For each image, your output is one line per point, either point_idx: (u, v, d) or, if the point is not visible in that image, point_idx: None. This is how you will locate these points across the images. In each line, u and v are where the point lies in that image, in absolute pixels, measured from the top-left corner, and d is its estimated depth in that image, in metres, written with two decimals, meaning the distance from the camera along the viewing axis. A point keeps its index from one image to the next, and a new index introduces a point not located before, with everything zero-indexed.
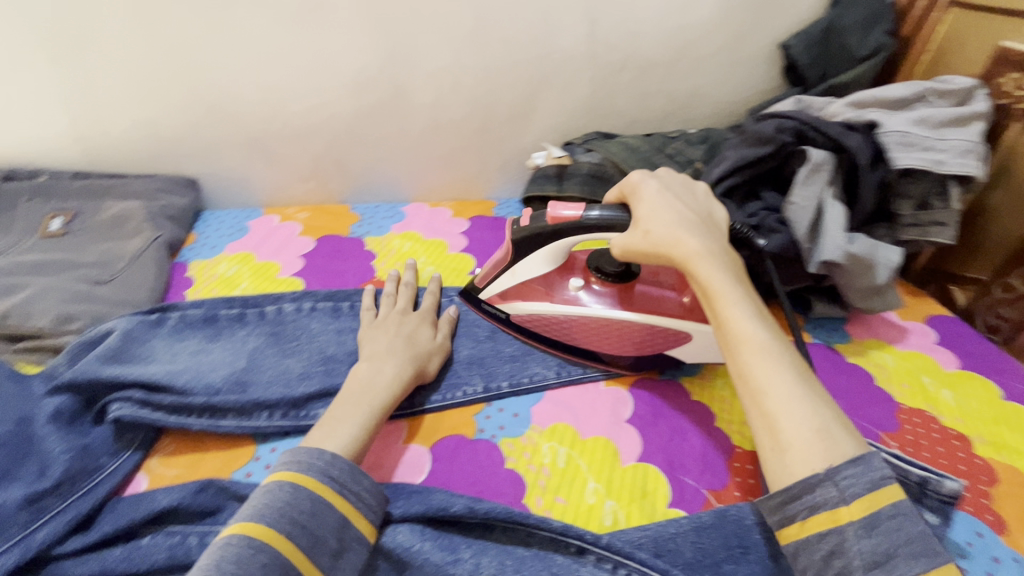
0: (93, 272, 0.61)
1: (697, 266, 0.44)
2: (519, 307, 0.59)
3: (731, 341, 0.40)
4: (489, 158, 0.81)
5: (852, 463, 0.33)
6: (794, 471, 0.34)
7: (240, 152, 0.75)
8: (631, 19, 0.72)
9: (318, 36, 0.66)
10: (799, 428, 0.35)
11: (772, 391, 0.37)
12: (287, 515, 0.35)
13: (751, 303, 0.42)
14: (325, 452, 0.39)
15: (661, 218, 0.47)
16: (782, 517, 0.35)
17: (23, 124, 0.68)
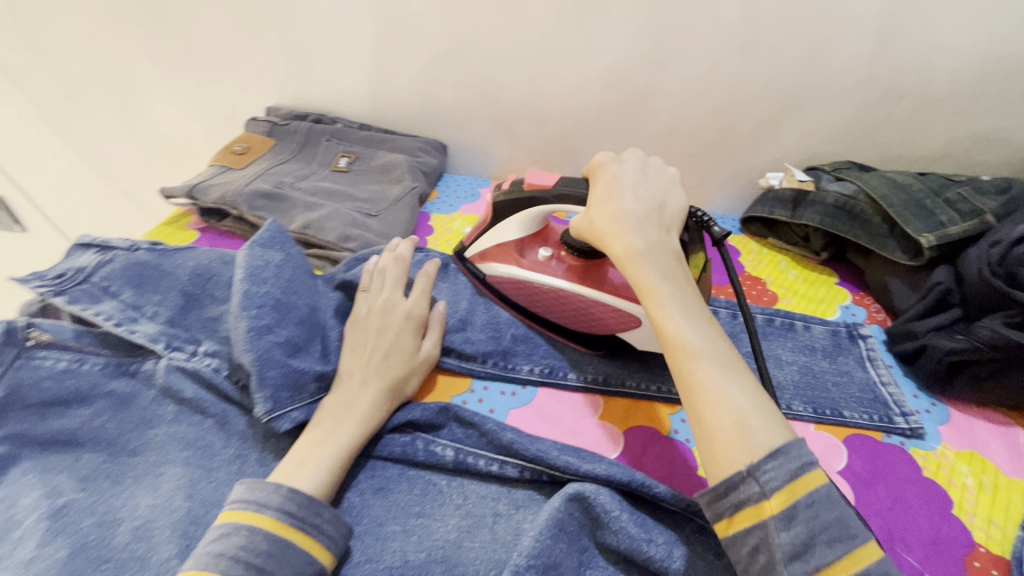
0: (365, 206, 0.73)
1: (633, 264, 0.45)
2: (492, 269, 0.61)
3: (666, 342, 0.42)
4: (719, 171, 0.81)
5: (770, 457, 0.34)
6: (721, 466, 0.35)
7: (489, 127, 0.84)
8: (925, 45, 0.65)
9: (590, 32, 0.71)
10: (720, 419, 0.36)
11: (699, 390, 0.38)
12: (244, 559, 0.35)
13: (681, 298, 0.43)
14: (281, 487, 0.39)
15: (604, 210, 0.49)
16: (714, 513, 0.35)
17: (338, 79, 0.84)
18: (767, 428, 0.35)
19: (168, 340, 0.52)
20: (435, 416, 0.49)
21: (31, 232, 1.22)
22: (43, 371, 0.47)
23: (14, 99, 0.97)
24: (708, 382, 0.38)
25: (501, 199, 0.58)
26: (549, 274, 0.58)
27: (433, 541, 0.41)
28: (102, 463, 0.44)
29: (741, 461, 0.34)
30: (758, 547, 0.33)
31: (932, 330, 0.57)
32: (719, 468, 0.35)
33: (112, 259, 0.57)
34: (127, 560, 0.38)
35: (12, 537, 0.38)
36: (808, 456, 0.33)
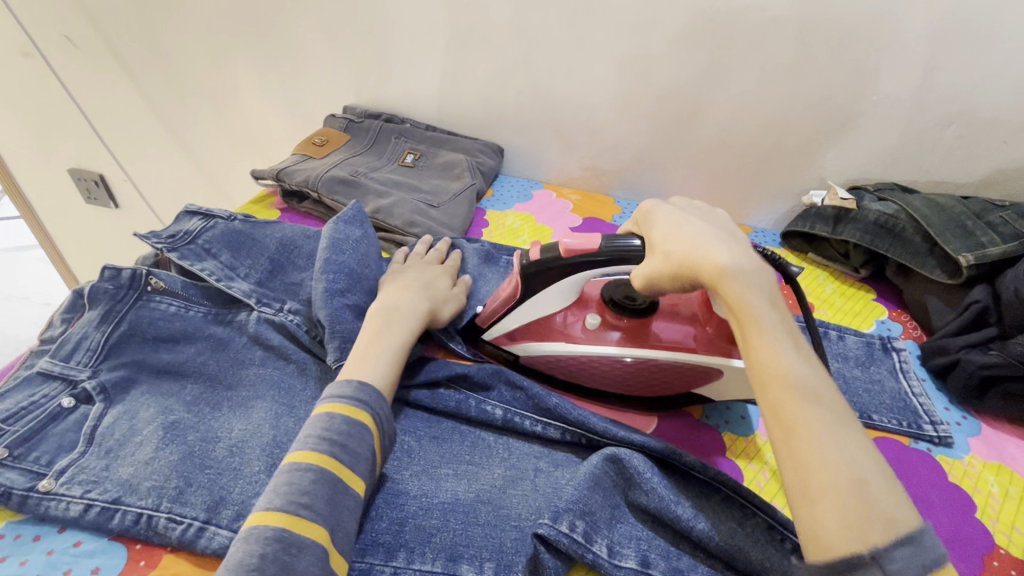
0: (428, 197, 0.80)
1: (728, 286, 0.41)
2: (533, 346, 0.58)
3: (765, 375, 0.37)
4: (764, 186, 0.84)
5: (902, 544, 0.30)
6: (835, 540, 0.31)
7: (546, 134, 0.90)
8: (974, 74, 0.68)
9: (647, 50, 0.77)
10: (835, 481, 0.32)
11: (806, 433, 0.34)
12: (328, 438, 0.41)
13: (790, 338, 0.38)
14: (353, 383, 0.45)
15: (687, 235, 0.45)
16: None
17: (411, 84, 0.92)
18: (892, 497, 0.32)
19: (259, 296, 0.59)
20: (489, 377, 0.54)
21: (122, 210, 1.35)
22: (159, 313, 0.56)
23: (126, 90, 1.10)
24: (817, 428, 0.34)
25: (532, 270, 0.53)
26: (602, 343, 0.55)
27: (481, 485, 0.46)
28: (202, 392, 0.51)
29: (868, 538, 0.30)
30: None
31: (967, 346, 0.59)
32: (837, 540, 0.31)
33: (214, 225, 0.64)
34: (224, 469, 0.44)
35: (133, 441, 0.45)
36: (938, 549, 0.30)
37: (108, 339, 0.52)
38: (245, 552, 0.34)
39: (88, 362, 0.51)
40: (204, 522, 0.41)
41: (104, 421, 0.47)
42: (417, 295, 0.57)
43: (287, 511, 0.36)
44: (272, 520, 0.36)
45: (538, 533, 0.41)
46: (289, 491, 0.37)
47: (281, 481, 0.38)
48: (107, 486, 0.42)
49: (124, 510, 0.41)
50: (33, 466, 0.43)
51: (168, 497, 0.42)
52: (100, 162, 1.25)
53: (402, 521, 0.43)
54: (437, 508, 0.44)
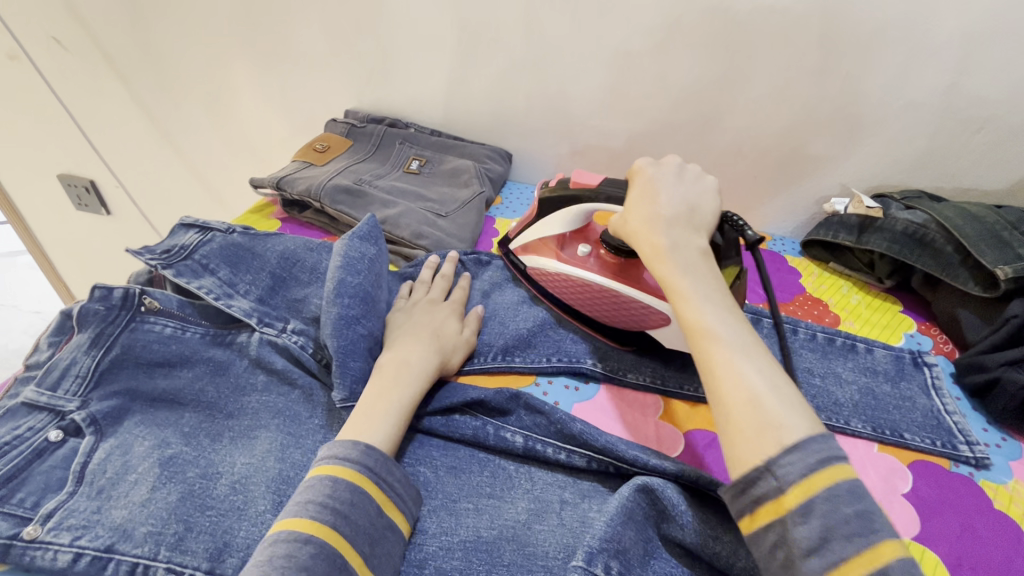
0: (436, 206, 0.77)
1: (661, 260, 0.48)
2: (530, 260, 0.66)
3: (689, 330, 0.43)
4: (783, 193, 0.82)
5: (787, 451, 0.34)
6: (742, 456, 0.35)
7: (556, 139, 0.87)
8: (1005, 79, 0.65)
9: (663, 54, 0.74)
10: (735, 397, 0.37)
11: (715, 371, 0.39)
12: (330, 506, 0.37)
13: (712, 299, 0.44)
14: (358, 443, 0.42)
15: (636, 211, 0.52)
16: (738, 509, 0.35)
17: (415, 88, 0.89)
18: (783, 410, 0.36)
19: (261, 316, 0.55)
20: (507, 401, 0.51)
21: (115, 217, 1.31)
22: (154, 336, 0.52)
23: (118, 93, 1.06)
24: (724, 365, 0.39)
25: (546, 196, 0.63)
26: (583, 268, 0.61)
27: (504, 521, 0.43)
28: (202, 422, 0.48)
29: (757, 453, 0.35)
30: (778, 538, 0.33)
31: (1005, 364, 0.56)
32: (740, 457, 0.36)
33: (212, 239, 0.61)
34: (227, 510, 0.41)
35: (127, 480, 0.42)
36: (831, 450, 0.33)
37: (98, 365, 0.49)
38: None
39: (78, 391, 0.47)
40: (206, 573, 0.37)
41: (96, 457, 0.43)
42: (421, 330, 0.55)
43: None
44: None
45: None
46: (280, 568, 0.34)
47: (273, 555, 0.34)
48: (98, 532, 0.39)
49: (117, 560, 0.37)
50: (16, 510, 0.40)
51: (166, 545, 0.38)
52: (91, 168, 1.21)
53: (422, 563, 0.40)
54: (459, 548, 0.41)
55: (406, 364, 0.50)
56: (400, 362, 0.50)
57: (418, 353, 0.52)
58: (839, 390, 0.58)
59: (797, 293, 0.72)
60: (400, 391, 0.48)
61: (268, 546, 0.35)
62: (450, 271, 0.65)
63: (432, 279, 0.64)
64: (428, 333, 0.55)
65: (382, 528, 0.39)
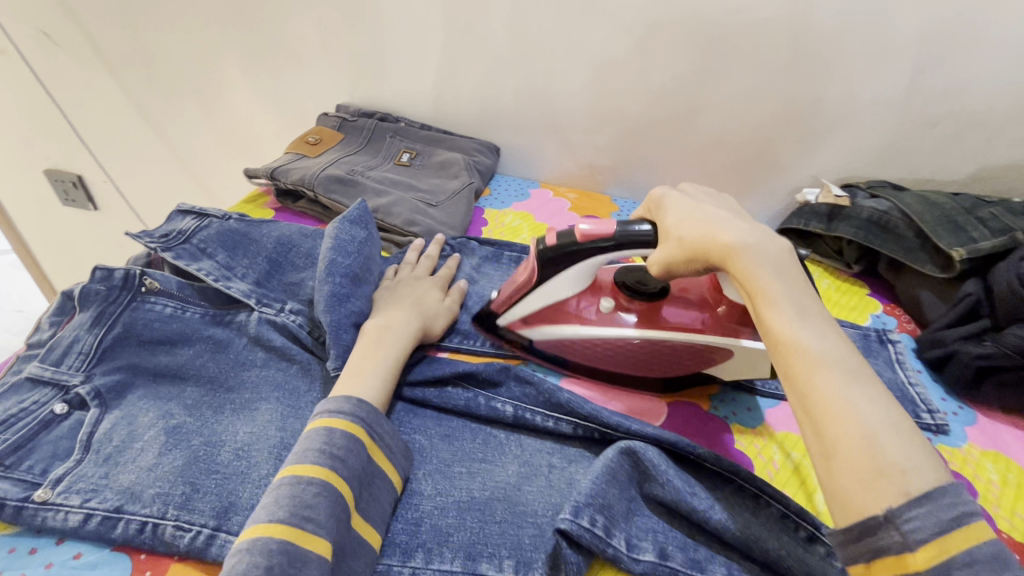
0: (426, 196, 0.79)
1: (738, 265, 0.42)
2: (548, 330, 0.57)
3: (776, 345, 0.38)
4: (758, 184, 0.86)
5: (919, 502, 0.29)
6: (858, 501, 0.31)
7: (542, 133, 0.90)
8: (960, 76, 0.70)
9: (644, 51, 0.77)
10: (849, 435, 0.32)
11: (818, 398, 0.34)
12: (328, 452, 0.40)
13: (801, 310, 0.39)
14: (350, 398, 0.44)
15: (698, 215, 0.47)
16: (847, 554, 0.31)
17: (405, 83, 0.91)
18: (905, 448, 0.31)
19: (258, 296, 0.57)
20: (496, 373, 0.53)
21: (101, 212, 1.30)
22: (154, 315, 0.54)
23: (107, 87, 1.07)
24: (830, 392, 0.34)
25: (548, 255, 0.53)
26: (616, 325, 0.55)
27: (496, 483, 0.46)
28: (203, 395, 0.49)
29: (876, 503, 0.30)
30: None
31: (962, 338, 0.60)
32: (851, 503, 0.31)
33: (208, 224, 0.62)
34: (231, 473, 0.43)
35: (134, 447, 0.43)
36: (965, 506, 0.29)
37: (100, 343, 0.50)
38: (251, 563, 0.33)
39: (80, 367, 0.48)
40: (213, 529, 0.39)
41: (101, 427, 0.45)
42: (410, 305, 0.57)
43: (289, 523, 0.35)
44: (275, 534, 0.34)
45: (559, 528, 0.40)
46: (286, 507, 0.36)
47: (278, 496, 0.36)
48: (107, 495, 0.40)
49: (128, 519, 0.39)
50: (26, 475, 0.41)
51: (174, 504, 0.40)
52: (78, 163, 1.21)
53: (418, 521, 0.43)
54: (453, 507, 0.44)
55: (401, 339, 0.52)
56: (394, 339, 0.52)
57: (411, 330, 0.54)
58: None
59: None
60: (389, 359, 0.50)
61: (272, 491, 0.37)
62: (434, 252, 0.67)
63: (417, 259, 0.66)
64: (419, 311, 0.57)
65: (372, 475, 0.42)
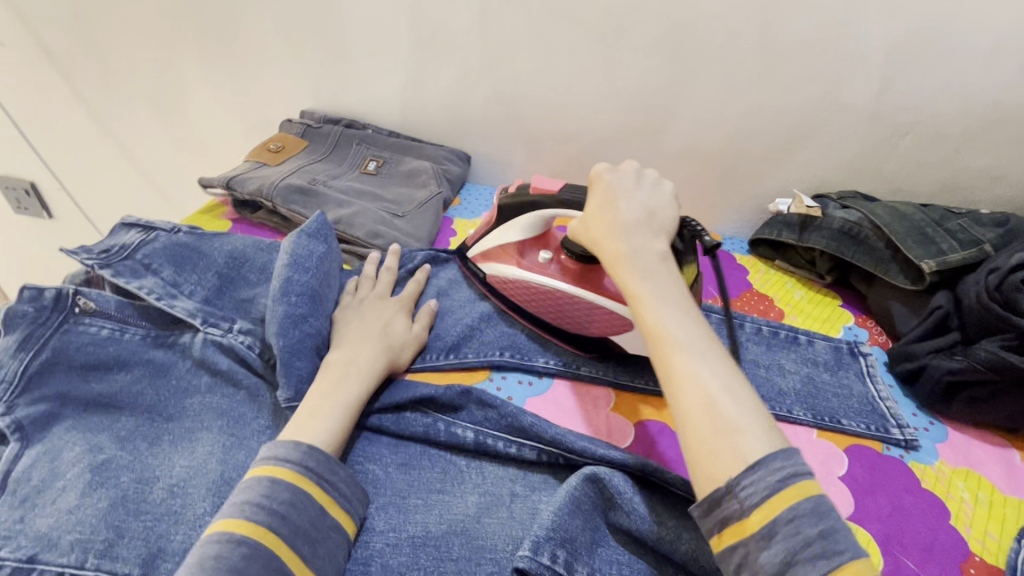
0: (392, 207, 0.76)
1: (622, 267, 0.46)
2: (493, 266, 0.63)
3: (648, 334, 0.43)
4: (731, 194, 0.84)
5: (752, 471, 0.34)
6: (711, 472, 0.35)
7: (513, 141, 0.88)
8: (927, 86, 0.70)
9: (613, 60, 0.76)
10: (692, 406, 0.37)
11: (676, 375, 0.39)
12: (267, 507, 0.37)
13: (676, 304, 0.43)
14: (300, 444, 0.41)
15: (595, 213, 0.50)
16: (704, 525, 0.35)
17: (370, 88, 0.88)
18: (745, 418, 0.36)
19: (205, 316, 0.54)
20: (457, 397, 0.50)
21: (57, 220, 1.25)
22: (88, 338, 0.50)
23: (58, 91, 1.02)
24: (685, 373, 0.39)
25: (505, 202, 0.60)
26: (547, 275, 0.60)
27: (453, 515, 0.43)
28: (139, 426, 0.46)
29: (723, 472, 0.35)
30: (739, 568, 0.33)
31: (932, 352, 0.60)
32: (706, 475, 0.35)
33: (154, 239, 0.58)
34: (163, 513, 0.40)
35: (55, 486, 0.40)
36: (793, 467, 0.33)
37: (26, 369, 0.46)
38: None
39: (2, 396, 0.44)
40: None
41: (21, 464, 0.41)
42: (368, 326, 0.55)
43: None
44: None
45: (517, 566, 0.38)
46: (210, 570, 0.33)
47: (203, 557, 0.34)
48: (21, 542, 0.37)
49: (41, 571, 0.36)
50: None
51: (94, 552, 0.37)
52: (30, 168, 1.15)
53: (368, 560, 0.40)
54: (406, 544, 0.41)
55: (354, 360, 0.50)
56: (347, 362, 0.50)
57: (366, 352, 0.51)
58: (781, 380, 0.61)
59: (744, 290, 0.75)
60: (340, 385, 0.47)
61: (199, 548, 0.35)
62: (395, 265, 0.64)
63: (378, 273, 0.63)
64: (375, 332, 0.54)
65: (327, 528, 0.39)
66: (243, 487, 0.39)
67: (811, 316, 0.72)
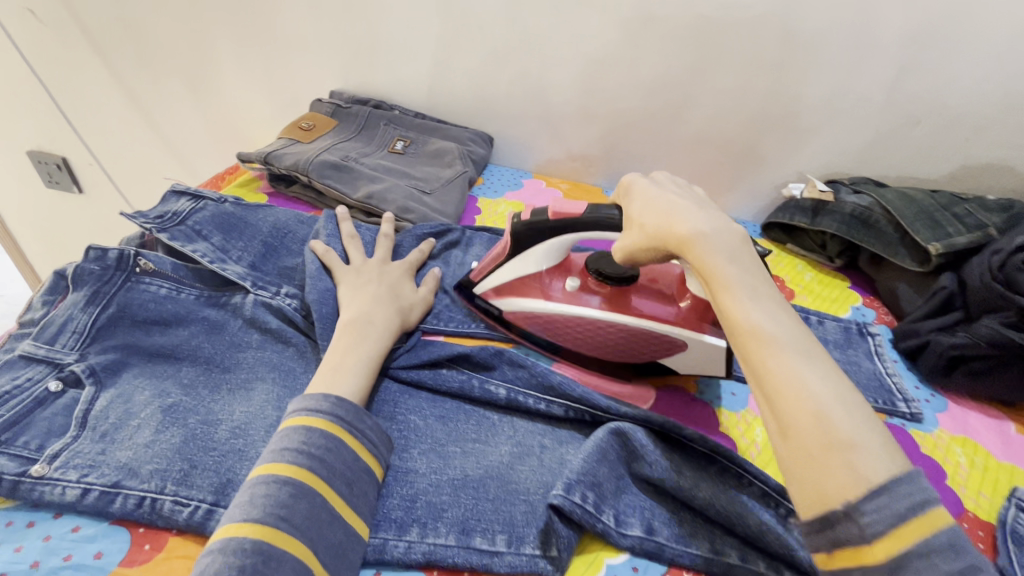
0: (421, 184, 0.80)
1: (698, 252, 0.41)
2: (518, 304, 0.60)
3: (734, 331, 0.37)
4: (746, 180, 0.87)
5: (874, 494, 0.29)
6: (827, 489, 0.30)
7: (536, 124, 0.91)
8: (941, 75, 0.72)
9: (638, 45, 0.78)
10: (799, 411, 0.32)
11: (772, 376, 0.34)
12: (305, 451, 0.39)
13: (763, 294, 0.38)
14: (329, 396, 0.43)
15: (652, 207, 0.47)
16: (812, 545, 0.31)
17: (400, 70, 0.91)
18: (854, 423, 0.31)
19: (254, 279, 0.58)
20: (490, 357, 0.54)
21: (86, 195, 1.29)
22: (150, 296, 0.54)
23: (94, 69, 1.05)
24: (785, 373, 0.33)
25: (523, 228, 0.57)
26: (581, 304, 0.58)
27: (489, 461, 0.47)
28: (199, 375, 0.50)
29: (839, 493, 0.29)
30: None
31: (936, 329, 0.63)
32: (818, 491, 0.30)
33: (204, 207, 0.62)
34: (229, 451, 0.44)
35: (131, 424, 0.44)
36: (923, 494, 0.28)
37: (95, 322, 0.50)
38: (222, 564, 0.33)
39: (75, 345, 0.48)
40: (212, 504, 0.40)
41: (97, 404, 0.45)
42: (400, 293, 0.58)
43: (264, 523, 0.35)
44: (250, 534, 0.34)
45: (551, 502, 0.42)
46: (258, 506, 0.36)
47: (252, 496, 0.36)
48: (104, 470, 0.41)
49: (125, 494, 0.40)
50: (22, 451, 0.41)
51: (172, 480, 0.41)
52: (63, 143, 1.19)
53: (413, 497, 0.44)
54: (447, 484, 0.45)
55: (389, 324, 0.53)
56: (380, 324, 0.53)
57: (379, 312, 0.53)
58: None
59: None
60: (377, 346, 0.51)
61: (247, 490, 0.37)
62: (426, 248, 0.66)
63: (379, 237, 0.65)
64: (404, 301, 0.57)
65: (358, 471, 0.41)
66: (279, 435, 0.41)
67: (817, 295, 0.75)
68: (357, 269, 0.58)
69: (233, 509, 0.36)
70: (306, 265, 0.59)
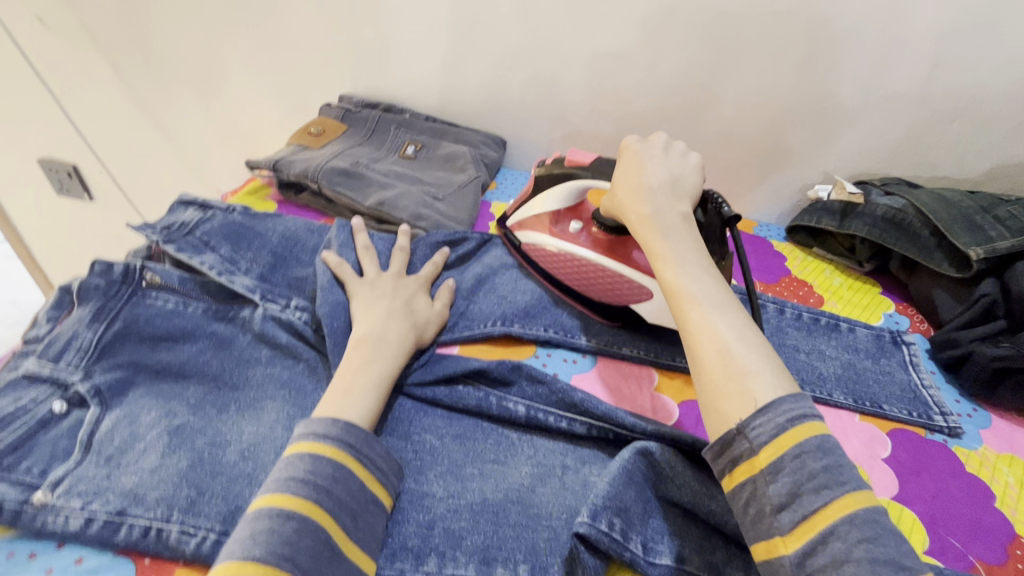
0: (433, 189, 0.77)
1: (646, 231, 0.49)
2: (527, 235, 0.67)
3: (668, 291, 0.45)
4: (769, 181, 0.84)
5: (758, 414, 0.35)
6: (726, 412, 0.37)
7: (551, 126, 0.88)
8: (979, 70, 0.69)
9: (657, 44, 0.75)
10: (708, 349, 0.40)
11: (691, 326, 0.42)
12: (311, 482, 0.37)
13: (697, 265, 0.46)
14: (338, 421, 0.41)
15: (624, 184, 0.53)
16: (718, 468, 0.37)
17: (410, 73, 0.89)
18: (754, 361, 0.38)
19: (263, 292, 0.56)
20: (508, 372, 0.52)
21: (97, 202, 1.28)
22: (156, 310, 0.52)
23: (103, 75, 1.04)
24: (704, 323, 0.41)
25: (544, 172, 0.65)
26: (576, 244, 0.63)
27: (509, 484, 0.45)
28: (207, 394, 0.48)
29: (734, 415, 0.36)
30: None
31: (977, 339, 0.59)
32: (720, 416, 0.37)
33: (212, 217, 0.60)
34: (238, 476, 0.42)
35: (137, 448, 0.42)
36: (801, 409, 0.35)
37: (100, 339, 0.48)
38: None
39: (79, 363, 0.47)
40: (220, 534, 0.38)
41: (102, 426, 0.43)
42: (414, 306, 0.56)
43: (265, 562, 0.33)
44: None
45: (577, 532, 0.39)
46: (260, 543, 0.34)
47: (254, 531, 0.34)
48: (109, 497, 0.39)
49: (131, 523, 0.38)
50: (24, 477, 0.39)
51: (179, 508, 0.39)
52: (74, 151, 1.18)
53: (430, 524, 0.42)
54: (466, 510, 0.43)
55: (404, 340, 0.51)
56: (395, 340, 0.50)
57: (393, 327, 0.51)
58: (823, 366, 0.61)
59: (783, 275, 0.75)
60: (391, 364, 0.49)
61: (248, 524, 0.35)
62: (440, 259, 0.64)
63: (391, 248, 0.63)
64: (418, 314, 0.55)
65: (365, 502, 0.39)
66: (284, 463, 0.39)
67: (848, 301, 0.72)
68: (369, 282, 0.56)
69: (232, 545, 0.34)
70: (316, 277, 0.57)
